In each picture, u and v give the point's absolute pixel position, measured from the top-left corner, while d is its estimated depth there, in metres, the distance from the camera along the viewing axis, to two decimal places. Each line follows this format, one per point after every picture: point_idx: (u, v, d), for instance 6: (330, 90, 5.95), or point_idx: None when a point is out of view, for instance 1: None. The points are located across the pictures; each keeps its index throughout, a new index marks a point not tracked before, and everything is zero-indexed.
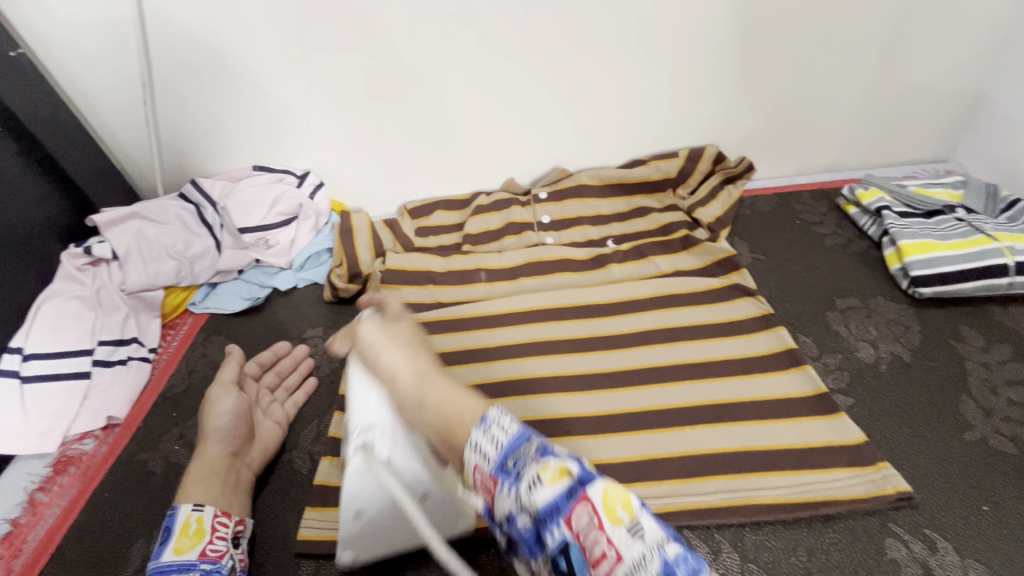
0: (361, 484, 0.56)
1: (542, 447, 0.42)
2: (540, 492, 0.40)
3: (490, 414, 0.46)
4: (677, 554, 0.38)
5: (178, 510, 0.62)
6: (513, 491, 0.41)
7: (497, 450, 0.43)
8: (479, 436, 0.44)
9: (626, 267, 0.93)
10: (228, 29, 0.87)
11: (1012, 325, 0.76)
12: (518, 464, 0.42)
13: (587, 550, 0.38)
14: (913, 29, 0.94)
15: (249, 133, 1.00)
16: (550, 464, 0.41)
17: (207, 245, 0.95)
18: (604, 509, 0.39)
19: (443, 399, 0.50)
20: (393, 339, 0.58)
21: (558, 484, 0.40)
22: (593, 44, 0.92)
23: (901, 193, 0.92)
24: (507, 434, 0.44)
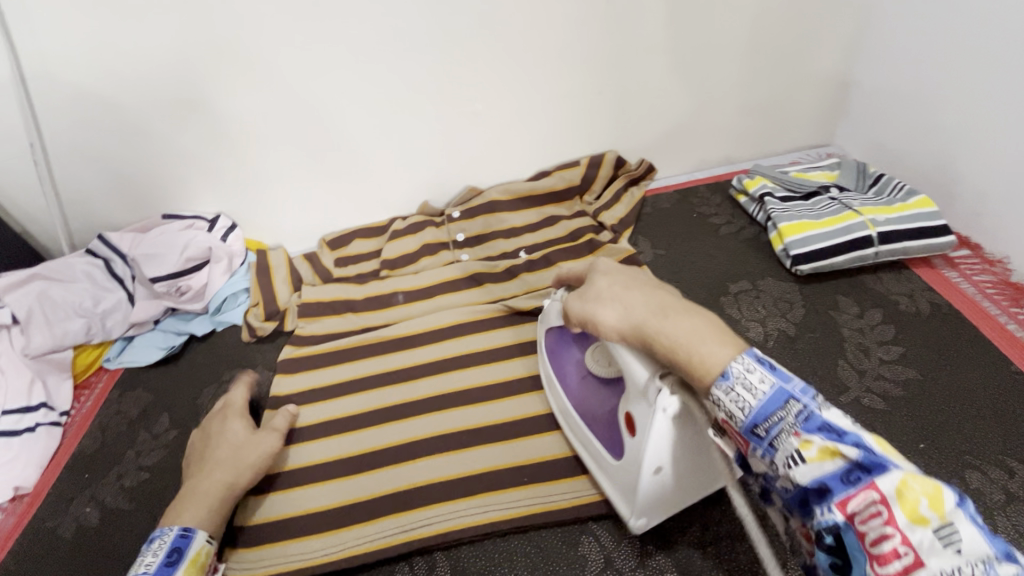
0: (664, 441, 0.56)
1: (806, 416, 0.44)
2: (803, 468, 0.43)
3: (751, 355, 0.47)
4: (1008, 572, 0.36)
5: (192, 535, 0.64)
6: (766, 454, 0.45)
7: (745, 413, 0.46)
8: (724, 395, 0.46)
9: (537, 275, 0.97)
10: (115, 83, 0.88)
11: (882, 291, 0.84)
12: (775, 433, 0.45)
13: (868, 539, 0.40)
14: (774, 29, 1.01)
15: (151, 182, 1.00)
16: (816, 442, 0.43)
17: (119, 299, 0.95)
18: (897, 501, 0.40)
19: (677, 328, 0.51)
20: (603, 300, 0.58)
21: (826, 465, 0.43)
22: (480, 66, 0.97)
23: (783, 179, 1.00)
24: (765, 393, 0.45)
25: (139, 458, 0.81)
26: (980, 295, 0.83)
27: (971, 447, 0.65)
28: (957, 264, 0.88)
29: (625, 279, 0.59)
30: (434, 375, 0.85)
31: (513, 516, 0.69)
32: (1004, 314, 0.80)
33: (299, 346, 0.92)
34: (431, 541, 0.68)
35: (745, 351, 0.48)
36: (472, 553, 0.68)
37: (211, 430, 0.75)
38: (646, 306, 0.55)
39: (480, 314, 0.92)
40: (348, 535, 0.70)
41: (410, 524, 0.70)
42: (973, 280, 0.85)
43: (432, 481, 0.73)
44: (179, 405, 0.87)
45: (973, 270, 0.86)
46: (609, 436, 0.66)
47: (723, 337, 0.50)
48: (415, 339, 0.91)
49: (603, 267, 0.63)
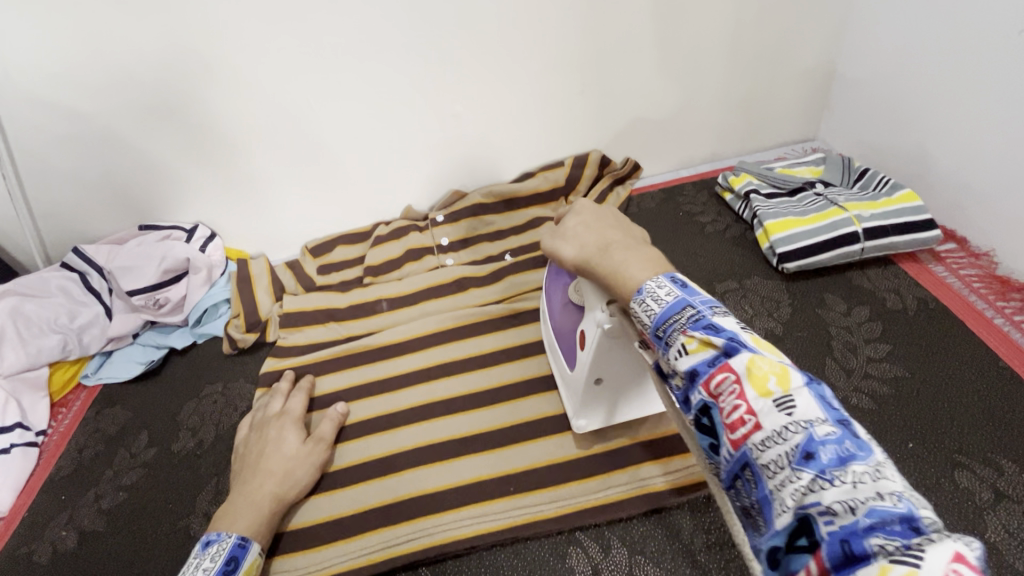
0: (605, 356, 0.64)
1: (697, 317, 0.43)
2: (684, 358, 0.43)
3: (669, 279, 0.48)
4: (832, 435, 0.36)
5: (248, 546, 0.62)
6: (663, 353, 0.45)
7: (650, 319, 0.46)
8: (639, 308, 0.48)
9: (523, 277, 0.96)
10: (83, 94, 0.86)
11: (870, 287, 0.83)
12: (670, 332, 0.44)
13: (724, 411, 0.40)
14: (756, 25, 1.01)
15: (125, 192, 0.97)
16: (696, 336, 0.42)
17: (96, 313, 0.93)
18: (749, 378, 0.39)
19: (616, 259, 0.54)
20: (567, 237, 0.62)
21: (702, 353, 0.42)
22: (459, 67, 0.95)
23: (769, 176, 0.99)
24: (665, 302, 0.46)
25: (118, 477, 0.79)
26: (967, 289, 0.82)
27: (959, 446, 0.65)
28: (943, 258, 0.87)
29: (592, 218, 0.62)
30: (420, 384, 0.84)
31: (499, 527, 0.68)
32: (990, 308, 0.80)
33: (281, 359, 0.90)
34: (416, 556, 0.67)
35: (664, 274, 0.49)
36: (457, 568, 0.66)
37: (266, 435, 0.74)
38: (602, 241, 0.58)
39: (466, 319, 0.91)
40: (333, 553, 0.68)
41: (398, 539, 0.68)
42: (960, 275, 0.85)
43: (418, 493, 0.72)
44: (158, 422, 0.85)
45: (959, 264, 0.86)
46: (567, 349, 0.74)
47: (653, 264, 0.52)
48: (400, 347, 0.89)
49: (575, 207, 0.65)
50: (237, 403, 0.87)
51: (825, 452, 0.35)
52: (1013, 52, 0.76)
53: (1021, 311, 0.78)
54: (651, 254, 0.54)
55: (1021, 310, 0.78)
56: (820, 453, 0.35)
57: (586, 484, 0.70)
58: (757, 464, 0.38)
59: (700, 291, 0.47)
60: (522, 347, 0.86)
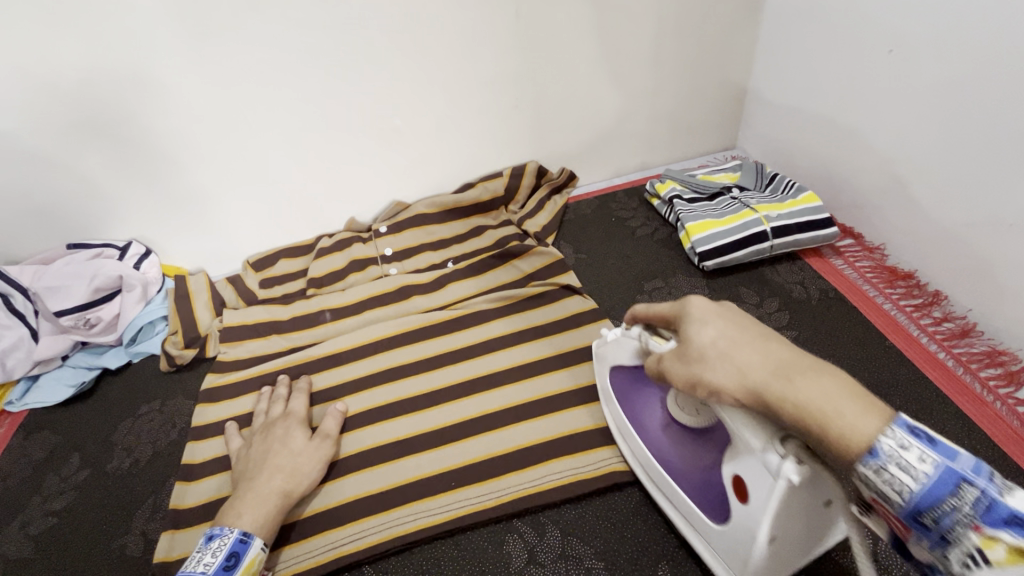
0: (787, 513, 0.51)
1: (981, 502, 0.38)
2: (983, 570, 0.37)
3: (906, 431, 0.41)
4: None
5: (250, 541, 0.63)
6: (937, 547, 0.40)
7: (905, 499, 0.40)
8: (877, 477, 0.41)
9: (464, 284, 0.99)
10: (7, 110, 0.84)
11: (779, 281, 0.94)
12: (949, 527, 0.39)
13: None
14: (676, 44, 1.09)
15: (50, 210, 0.94)
16: (1000, 539, 0.37)
17: (21, 336, 0.89)
18: None
19: (810, 391, 0.45)
20: (706, 360, 0.51)
21: (1014, 566, 0.36)
22: (398, 81, 0.98)
23: (691, 182, 1.07)
24: (928, 474, 0.39)
25: (47, 502, 0.77)
26: (860, 279, 0.93)
27: None
28: (842, 252, 0.98)
29: (732, 325, 0.51)
30: (362, 391, 0.85)
31: (435, 523, 0.70)
32: (880, 295, 0.91)
33: (222, 374, 0.89)
34: (355, 556, 0.69)
35: (895, 422, 0.42)
36: (400, 563, 0.69)
37: (272, 435, 0.75)
38: (771, 360, 0.48)
39: (410, 325, 0.93)
40: (277, 557, 0.69)
41: (346, 538, 0.70)
42: (856, 266, 0.95)
43: (360, 495, 0.74)
44: (91, 443, 0.83)
45: (855, 257, 0.97)
46: (706, 501, 0.61)
47: (858, 399, 0.44)
48: (345, 357, 0.90)
49: (694, 313, 0.54)
50: (176, 420, 0.85)
51: None
52: (890, 67, 0.87)
53: (905, 296, 0.89)
54: (842, 377, 0.45)
55: (905, 295, 0.89)
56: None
57: (520, 475, 0.73)
58: None
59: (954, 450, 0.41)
60: (464, 349, 0.89)
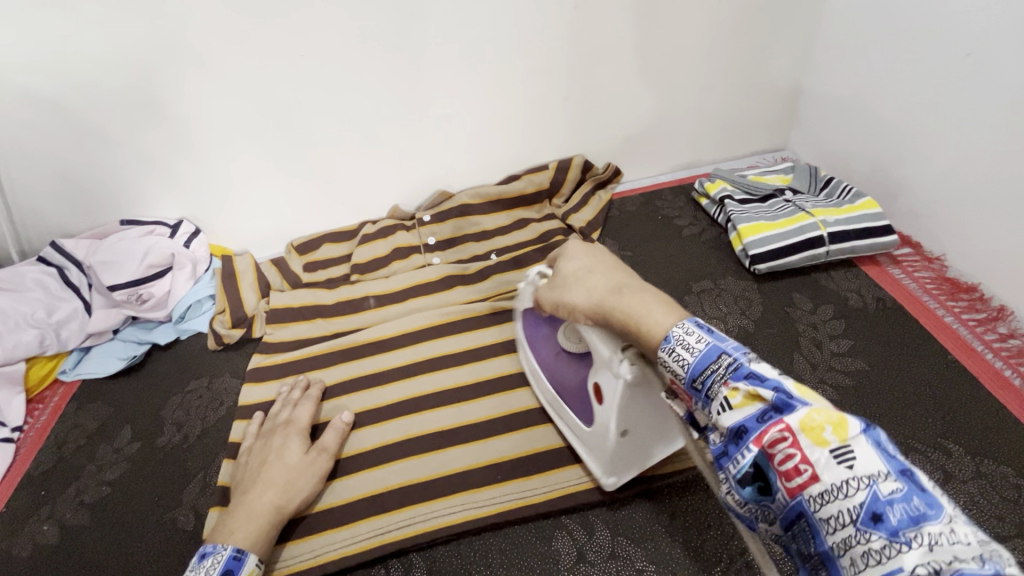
0: (633, 405, 0.62)
1: (735, 367, 0.48)
2: (728, 413, 0.47)
3: (696, 325, 0.52)
4: (897, 492, 0.39)
5: (244, 558, 0.62)
6: (704, 405, 0.50)
7: (685, 369, 0.50)
8: (669, 356, 0.51)
9: (509, 276, 0.99)
10: (73, 87, 0.86)
11: (834, 288, 0.92)
12: (710, 385, 0.49)
13: (778, 462, 0.44)
14: (732, 39, 1.06)
15: (106, 187, 0.96)
16: (741, 389, 0.47)
17: (75, 308, 0.92)
18: (803, 431, 0.43)
19: (633, 301, 0.56)
20: (570, 284, 0.63)
21: (748, 408, 0.46)
22: (448, 71, 0.98)
23: (742, 183, 1.05)
24: (699, 351, 0.50)
25: (100, 472, 0.79)
26: (919, 290, 0.90)
27: (913, 431, 0.74)
28: (900, 261, 0.95)
29: (589, 260, 0.64)
30: (407, 379, 0.86)
31: (483, 514, 0.70)
32: (941, 307, 0.88)
33: (270, 355, 0.90)
34: (403, 543, 0.69)
35: (689, 318, 0.53)
36: (448, 553, 0.69)
37: (270, 444, 0.73)
38: (609, 279, 0.60)
39: (454, 315, 0.93)
40: (328, 539, 0.70)
41: (395, 524, 0.71)
42: (915, 276, 0.92)
43: (408, 482, 0.74)
44: (142, 416, 0.85)
45: (914, 267, 0.93)
46: (580, 408, 0.70)
47: (668, 307, 0.55)
48: (389, 344, 0.90)
49: (569, 251, 0.66)
50: (224, 397, 0.87)
51: (895, 512, 0.39)
52: (963, 71, 0.83)
53: (968, 310, 0.86)
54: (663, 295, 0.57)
55: (969, 309, 0.86)
56: (889, 513, 0.39)
57: (567, 471, 0.73)
58: (814, 513, 0.42)
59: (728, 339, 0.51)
60: (507, 343, 0.89)
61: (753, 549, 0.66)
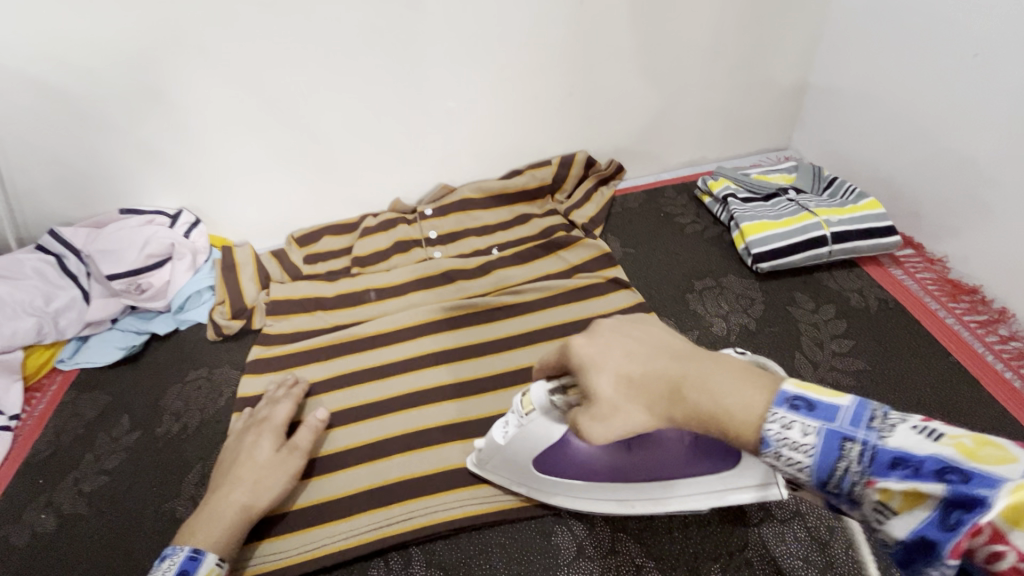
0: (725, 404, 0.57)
1: (870, 455, 0.38)
2: (896, 519, 0.37)
3: (785, 407, 0.41)
4: None
5: (201, 558, 0.61)
6: (855, 509, 0.39)
7: (809, 474, 0.40)
8: (778, 462, 0.41)
9: (510, 271, 0.98)
10: (73, 74, 0.85)
11: (836, 287, 0.92)
12: (851, 485, 0.39)
13: (985, 563, 0.33)
14: (738, 37, 1.05)
15: (105, 175, 0.96)
16: (892, 484, 0.37)
17: (73, 297, 0.91)
18: (1002, 521, 0.32)
19: (701, 390, 0.44)
20: (605, 405, 0.49)
21: (916, 507, 0.36)
22: (452, 63, 0.97)
23: (745, 181, 1.05)
24: (817, 445, 0.40)
25: (99, 461, 0.78)
26: (921, 291, 0.90)
27: None
28: (902, 262, 0.95)
29: (622, 357, 0.49)
30: (408, 373, 0.85)
31: (483, 509, 0.70)
32: (943, 308, 0.88)
33: (269, 346, 0.90)
34: (403, 536, 0.69)
35: (774, 403, 0.42)
36: (447, 546, 0.69)
37: (243, 441, 0.73)
38: (659, 380, 0.47)
39: (455, 310, 0.92)
40: (328, 532, 0.70)
41: (395, 518, 0.71)
42: (916, 277, 0.92)
43: (408, 476, 0.74)
44: (141, 406, 0.85)
45: (916, 268, 0.93)
46: (693, 461, 0.62)
47: (743, 382, 0.44)
48: (390, 337, 0.90)
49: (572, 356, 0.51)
50: (223, 388, 0.87)
51: None
52: (970, 72, 0.83)
53: (970, 311, 0.86)
54: (734, 365, 0.46)
55: (970, 311, 0.86)
56: None
57: None
58: None
59: (831, 403, 0.42)
60: (507, 338, 0.88)
61: (752, 547, 0.66)
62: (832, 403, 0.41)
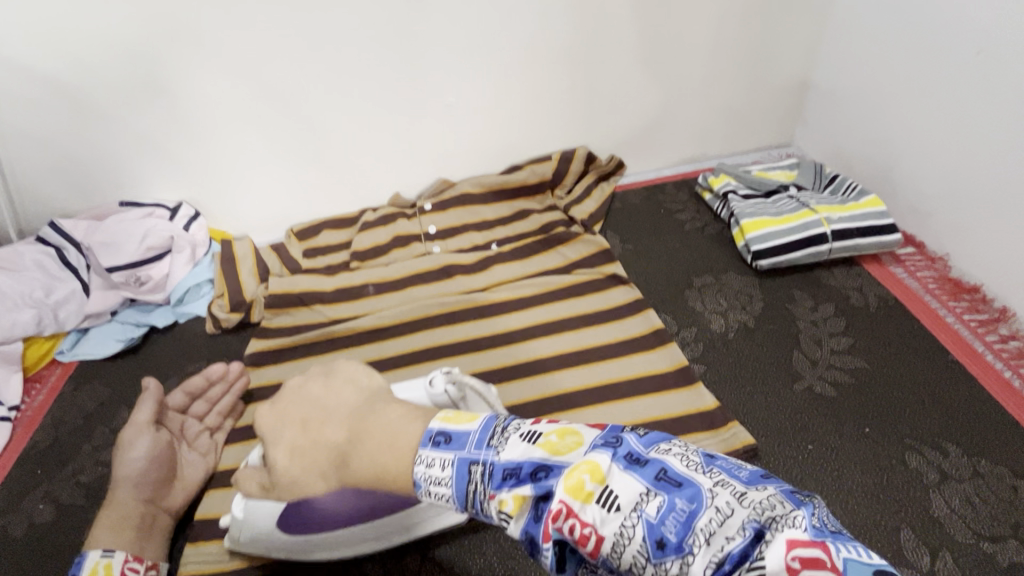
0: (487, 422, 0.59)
1: (489, 473, 0.42)
2: (512, 522, 0.41)
3: (430, 446, 0.46)
4: (663, 505, 0.36)
5: (84, 556, 0.62)
6: (489, 519, 0.43)
7: (452, 501, 0.44)
8: (434, 500, 0.45)
9: (509, 266, 0.98)
10: (72, 65, 0.85)
11: (836, 285, 0.91)
12: (479, 501, 0.42)
13: (569, 536, 0.38)
14: (740, 32, 1.05)
15: (104, 168, 0.96)
16: (504, 494, 0.41)
17: (73, 289, 0.91)
18: (571, 497, 0.38)
19: (369, 452, 0.49)
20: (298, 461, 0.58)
21: (522, 508, 0.41)
22: (453, 58, 0.97)
23: (746, 178, 1.04)
24: (450, 476, 0.43)
25: (97, 453, 0.79)
26: (922, 289, 0.90)
27: (910, 430, 0.74)
28: (903, 260, 0.94)
29: (334, 445, 0.50)
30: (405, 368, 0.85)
31: None
32: (943, 307, 0.87)
33: (268, 340, 0.90)
34: None
35: (421, 445, 0.46)
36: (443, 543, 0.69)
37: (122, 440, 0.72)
38: (329, 446, 0.54)
39: (453, 305, 0.92)
40: None
41: None
42: (917, 276, 0.92)
43: None
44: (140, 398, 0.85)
45: (917, 266, 0.93)
46: None
47: (408, 423, 0.49)
48: (388, 331, 0.90)
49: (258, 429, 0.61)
50: None
51: (670, 521, 0.36)
52: (973, 69, 0.83)
53: (970, 310, 0.86)
54: (388, 425, 0.50)
55: (970, 309, 0.86)
56: (664, 531, 0.36)
57: None
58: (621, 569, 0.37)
59: (466, 430, 0.46)
60: (505, 334, 0.88)
61: None
62: (462, 433, 0.45)
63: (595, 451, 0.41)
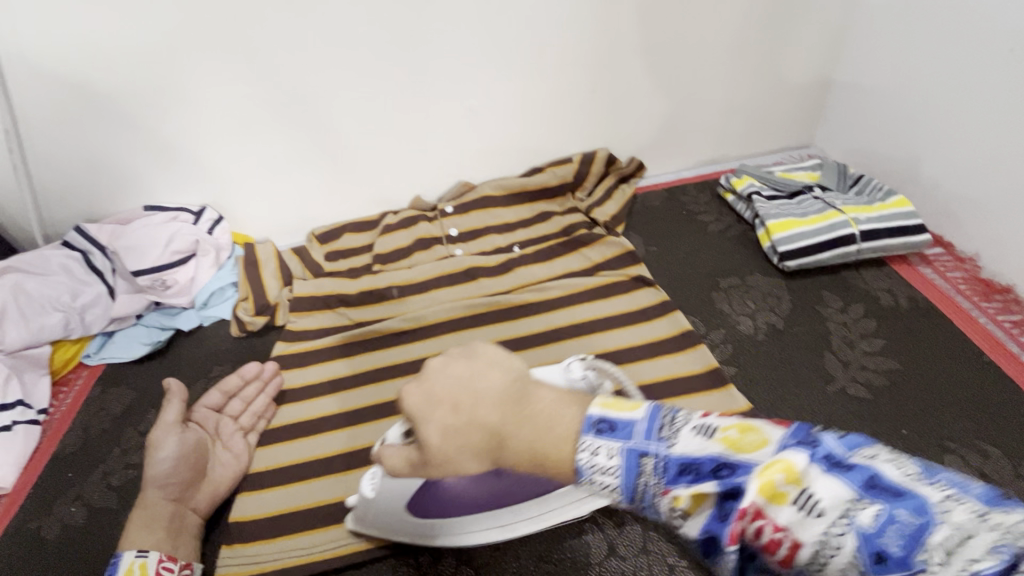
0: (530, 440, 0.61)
1: (663, 465, 0.40)
2: (689, 521, 0.39)
3: (592, 432, 0.43)
4: (881, 515, 0.33)
5: (120, 555, 0.63)
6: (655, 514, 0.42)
7: (619, 492, 0.42)
8: (595, 489, 0.43)
9: (532, 269, 0.98)
10: (99, 71, 0.85)
11: (864, 286, 0.90)
12: (650, 495, 0.41)
13: (756, 541, 0.36)
14: (761, 33, 1.04)
15: (130, 172, 0.96)
16: (681, 490, 0.39)
17: (99, 293, 0.92)
18: (766, 502, 0.36)
19: (528, 423, 0.44)
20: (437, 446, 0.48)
21: (700, 506, 0.39)
22: (474, 61, 0.97)
23: (769, 179, 1.04)
24: (618, 461, 0.42)
25: (126, 456, 0.79)
26: (952, 290, 0.89)
27: (947, 433, 0.73)
28: (931, 260, 0.93)
29: (448, 409, 0.47)
30: None
31: None
32: (975, 308, 0.86)
33: (294, 343, 0.90)
34: None
35: (583, 430, 0.43)
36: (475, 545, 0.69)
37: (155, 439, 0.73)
38: (478, 427, 0.46)
39: (478, 307, 0.92)
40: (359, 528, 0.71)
41: None
42: (946, 276, 0.91)
43: None
44: None
45: (945, 267, 0.92)
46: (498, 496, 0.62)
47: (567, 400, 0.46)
48: (413, 334, 0.90)
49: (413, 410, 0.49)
50: None
51: (891, 538, 0.33)
52: (1002, 68, 0.82)
53: (1003, 311, 0.85)
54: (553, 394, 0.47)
55: (1003, 310, 0.85)
56: (886, 545, 0.33)
57: None
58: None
59: (630, 418, 0.43)
60: (531, 336, 0.88)
61: None
62: (622, 416, 0.43)
63: (783, 447, 0.38)
